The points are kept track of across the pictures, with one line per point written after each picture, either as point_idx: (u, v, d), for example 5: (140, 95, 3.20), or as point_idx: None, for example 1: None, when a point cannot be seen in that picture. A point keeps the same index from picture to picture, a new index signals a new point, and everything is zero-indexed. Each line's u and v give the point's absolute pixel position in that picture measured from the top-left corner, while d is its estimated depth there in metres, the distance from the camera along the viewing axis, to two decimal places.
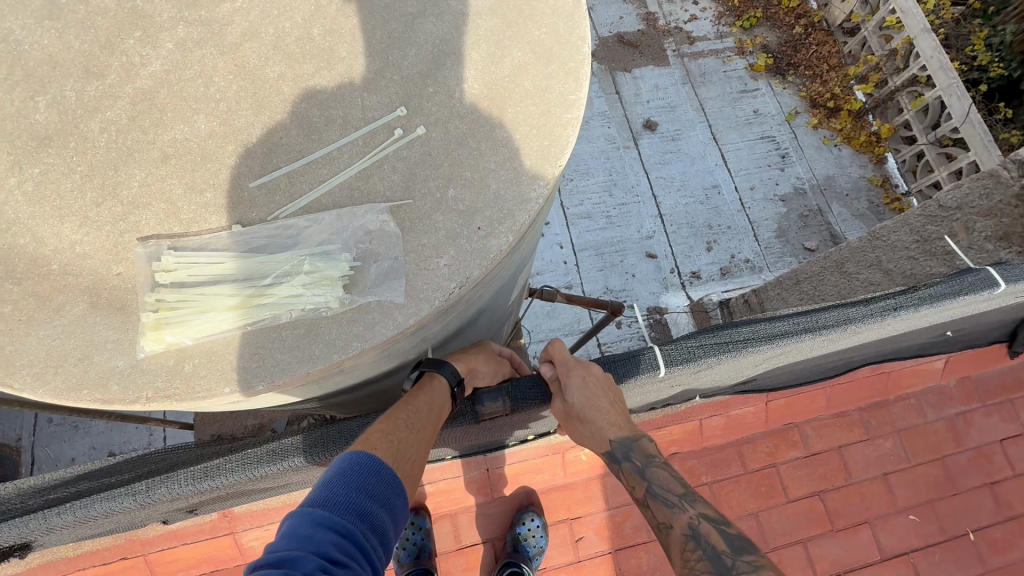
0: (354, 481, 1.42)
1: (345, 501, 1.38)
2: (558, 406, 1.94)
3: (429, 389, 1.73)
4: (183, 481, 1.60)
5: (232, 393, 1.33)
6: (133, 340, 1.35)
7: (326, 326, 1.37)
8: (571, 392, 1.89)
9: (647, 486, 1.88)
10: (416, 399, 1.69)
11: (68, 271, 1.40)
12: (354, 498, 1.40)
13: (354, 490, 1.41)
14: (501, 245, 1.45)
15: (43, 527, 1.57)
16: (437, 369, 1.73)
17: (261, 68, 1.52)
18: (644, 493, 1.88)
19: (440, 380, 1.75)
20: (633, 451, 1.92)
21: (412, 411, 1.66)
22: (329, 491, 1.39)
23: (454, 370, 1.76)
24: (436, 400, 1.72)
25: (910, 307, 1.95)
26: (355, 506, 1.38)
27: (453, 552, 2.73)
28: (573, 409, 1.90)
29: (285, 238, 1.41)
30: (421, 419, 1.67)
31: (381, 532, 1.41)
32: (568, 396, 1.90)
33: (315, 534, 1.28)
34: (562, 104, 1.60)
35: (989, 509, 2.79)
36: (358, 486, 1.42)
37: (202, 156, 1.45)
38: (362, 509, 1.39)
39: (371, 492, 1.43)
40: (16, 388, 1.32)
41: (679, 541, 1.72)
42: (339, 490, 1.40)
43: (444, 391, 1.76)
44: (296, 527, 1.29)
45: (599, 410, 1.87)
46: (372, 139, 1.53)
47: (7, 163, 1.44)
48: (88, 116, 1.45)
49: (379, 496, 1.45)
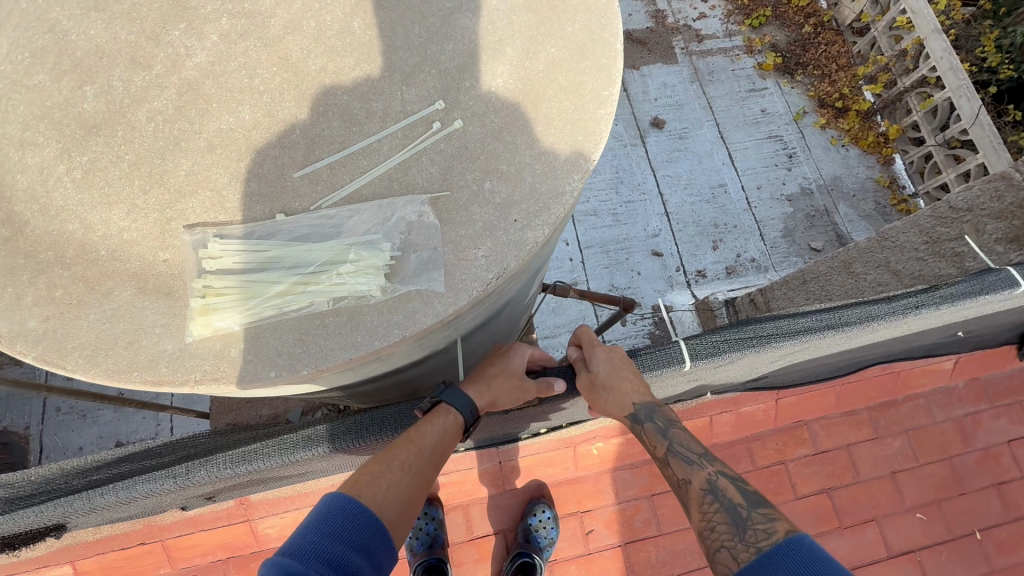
0: (327, 529, 1.50)
1: (317, 549, 1.44)
2: (585, 377, 1.97)
3: (437, 425, 1.70)
4: (222, 464, 1.64)
5: (278, 377, 1.36)
6: (181, 324, 1.39)
7: (368, 314, 1.40)
8: (598, 362, 1.98)
9: (667, 446, 1.88)
10: (421, 436, 1.68)
11: (117, 257, 1.43)
12: (326, 546, 1.46)
13: (327, 538, 1.48)
14: (539, 237, 1.48)
15: (87, 507, 1.62)
16: (450, 402, 1.71)
17: (303, 61, 1.55)
18: (666, 452, 1.89)
19: (451, 417, 1.72)
20: (655, 413, 1.90)
21: (412, 453, 1.66)
22: (301, 540, 1.46)
23: (469, 404, 1.73)
24: (442, 440, 1.70)
25: (932, 305, 1.97)
26: (326, 555, 1.44)
27: (464, 543, 2.77)
28: (599, 378, 1.95)
29: (328, 227, 1.45)
30: (420, 460, 1.66)
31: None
32: (594, 367, 1.99)
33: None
34: (595, 100, 1.62)
35: (996, 509, 2.83)
36: (331, 533, 1.49)
37: (248, 147, 1.50)
38: (333, 558, 1.45)
39: (344, 540, 1.50)
40: (68, 370, 1.36)
41: (697, 496, 1.76)
42: (312, 538, 1.47)
43: (454, 428, 1.73)
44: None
45: (625, 375, 1.92)
46: (411, 132, 1.56)
47: (57, 150, 1.48)
48: (136, 105, 1.49)
49: (353, 543, 1.51)
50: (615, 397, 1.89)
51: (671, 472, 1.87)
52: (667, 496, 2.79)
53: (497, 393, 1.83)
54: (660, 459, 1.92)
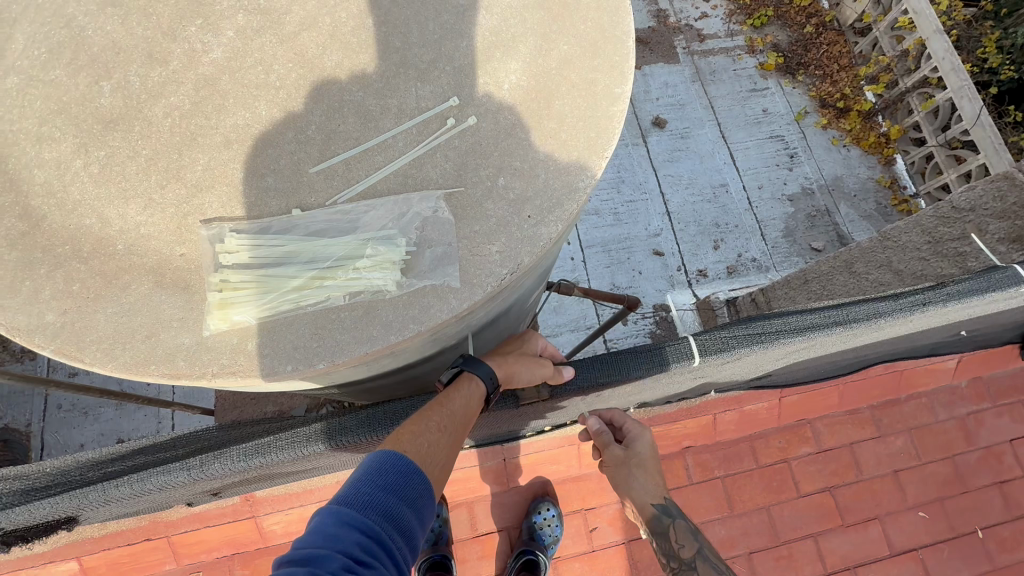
0: (380, 482, 1.45)
1: (371, 500, 1.41)
2: (619, 454, 2.12)
3: (464, 391, 1.70)
4: (235, 457, 1.65)
5: (294, 371, 1.37)
6: (198, 318, 1.40)
7: (383, 308, 1.41)
8: (639, 444, 2.13)
9: (696, 548, 2.10)
10: (451, 401, 1.68)
11: (134, 251, 1.44)
12: (380, 498, 1.42)
13: (381, 490, 1.44)
14: (552, 233, 1.49)
15: (101, 499, 1.63)
16: (475, 369, 1.71)
17: (319, 57, 1.56)
18: (694, 555, 2.09)
19: (476, 383, 1.72)
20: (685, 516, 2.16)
21: (445, 415, 1.64)
22: (356, 490, 1.41)
23: (491, 371, 1.73)
24: (471, 403, 1.70)
25: (940, 302, 1.98)
26: (381, 506, 1.41)
27: (469, 540, 2.78)
28: (634, 460, 2.13)
29: (344, 223, 1.46)
30: (453, 421, 1.65)
31: (408, 533, 1.43)
32: (635, 447, 2.12)
33: (341, 533, 1.31)
34: (608, 98, 1.63)
35: (998, 508, 2.84)
36: (385, 485, 1.45)
37: (264, 142, 1.51)
38: (388, 510, 1.41)
39: (397, 493, 1.46)
40: (86, 363, 1.37)
41: None
42: (366, 489, 1.43)
43: (479, 395, 1.73)
44: (323, 525, 1.32)
45: (656, 468, 2.15)
46: (426, 128, 1.57)
47: (74, 145, 1.49)
48: (153, 101, 1.50)
49: (405, 498, 1.47)
50: (646, 489, 2.13)
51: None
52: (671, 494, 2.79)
53: (513, 366, 1.89)
54: (684, 559, 2.10)
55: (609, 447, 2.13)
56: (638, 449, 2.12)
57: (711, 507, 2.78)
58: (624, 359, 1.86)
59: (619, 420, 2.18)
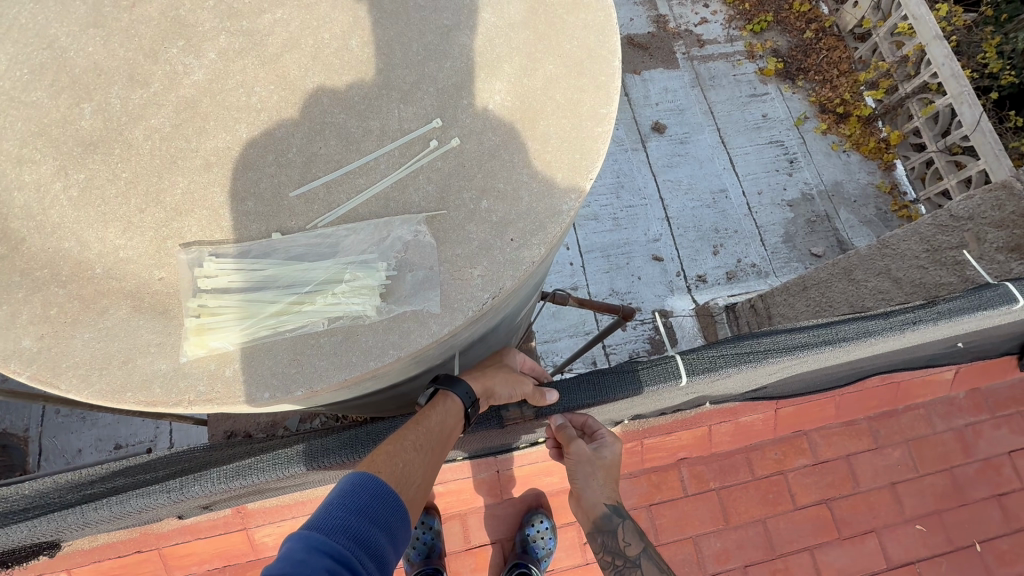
0: (353, 505, 1.43)
1: (342, 524, 1.37)
2: (584, 451, 1.97)
3: (440, 409, 1.71)
4: (216, 479, 1.63)
5: (271, 397, 1.36)
6: (176, 344, 1.39)
7: (363, 332, 1.39)
8: (606, 446, 2.01)
9: (641, 547, 2.07)
10: (427, 420, 1.69)
11: (112, 275, 1.43)
12: (352, 522, 1.39)
13: (353, 513, 1.41)
14: (534, 256, 1.48)
15: (81, 521, 1.61)
16: (451, 388, 1.72)
17: (301, 80, 1.56)
18: (639, 552, 2.06)
19: (453, 400, 1.74)
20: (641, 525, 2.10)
21: (422, 433, 1.66)
22: (327, 515, 1.38)
23: (469, 391, 1.75)
24: (448, 419, 1.71)
25: (930, 321, 1.97)
26: (353, 530, 1.38)
27: (462, 552, 2.76)
28: (600, 460, 2.00)
29: (326, 246, 1.45)
30: (429, 440, 1.66)
31: (380, 556, 1.40)
32: (603, 450, 2.00)
33: (311, 559, 1.26)
34: (593, 118, 1.62)
35: (997, 521, 2.81)
36: (357, 509, 1.42)
37: (244, 165, 1.50)
38: (359, 534, 1.38)
39: (370, 516, 1.43)
40: (62, 389, 1.35)
41: None
42: (337, 513, 1.39)
43: (457, 411, 1.74)
44: (292, 550, 1.26)
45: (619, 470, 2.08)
46: (409, 149, 1.56)
47: (53, 167, 1.48)
48: (134, 123, 1.49)
49: (378, 521, 1.44)
50: (602, 487, 2.05)
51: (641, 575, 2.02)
52: (666, 505, 2.77)
53: (493, 381, 1.87)
54: (629, 558, 2.05)
55: (574, 443, 1.98)
56: (606, 451, 2.00)
57: (706, 519, 2.76)
58: (610, 380, 1.86)
59: (593, 424, 2.05)
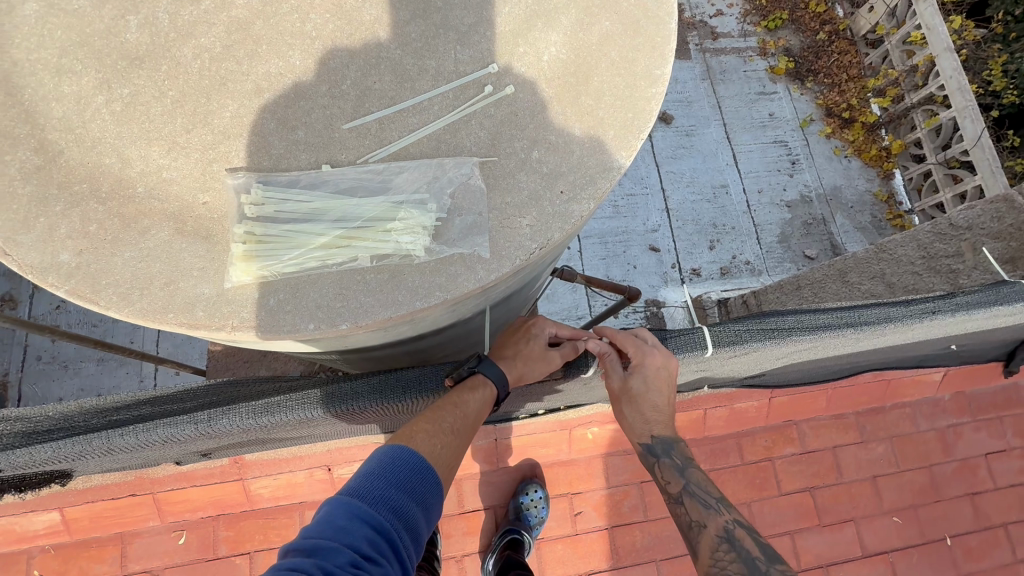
0: (393, 479, 1.45)
1: (383, 496, 1.40)
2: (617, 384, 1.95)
3: (478, 394, 1.73)
4: (246, 413, 1.64)
5: (314, 330, 1.34)
6: (219, 269, 1.36)
7: (410, 272, 1.39)
8: (635, 377, 1.91)
9: (683, 484, 1.95)
10: (465, 403, 1.70)
11: (154, 195, 1.40)
12: (390, 494, 1.42)
13: (392, 486, 1.44)
14: (583, 212, 1.46)
15: (105, 447, 1.60)
16: (489, 373, 1.76)
17: (358, 11, 1.51)
18: (682, 491, 1.94)
19: (490, 389, 1.77)
20: (672, 450, 1.99)
21: (460, 417, 1.67)
22: (368, 485, 1.41)
23: (501, 373, 1.76)
24: (484, 407, 1.73)
25: (948, 311, 2.01)
26: (392, 503, 1.40)
27: (455, 516, 2.79)
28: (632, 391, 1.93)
29: (376, 181, 1.43)
30: (466, 424, 1.68)
31: (415, 531, 1.42)
32: (631, 380, 1.92)
33: (351, 527, 1.30)
34: (647, 78, 1.60)
35: (968, 518, 2.93)
36: (397, 483, 1.45)
37: (296, 94, 1.47)
38: (397, 506, 1.41)
39: (408, 491, 1.46)
40: (102, 306, 1.32)
41: (713, 541, 1.78)
42: (378, 484, 1.42)
43: (492, 399, 1.77)
44: (334, 516, 1.31)
45: (661, 387, 1.91)
46: (463, 93, 1.54)
47: (95, 80, 1.42)
48: (182, 40, 1.44)
49: (415, 495, 1.47)
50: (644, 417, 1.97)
51: (684, 509, 1.91)
52: None
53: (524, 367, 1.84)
54: (672, 496, 1.96)
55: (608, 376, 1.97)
56: (638, 381, 1.90)
57: None
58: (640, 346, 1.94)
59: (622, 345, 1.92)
